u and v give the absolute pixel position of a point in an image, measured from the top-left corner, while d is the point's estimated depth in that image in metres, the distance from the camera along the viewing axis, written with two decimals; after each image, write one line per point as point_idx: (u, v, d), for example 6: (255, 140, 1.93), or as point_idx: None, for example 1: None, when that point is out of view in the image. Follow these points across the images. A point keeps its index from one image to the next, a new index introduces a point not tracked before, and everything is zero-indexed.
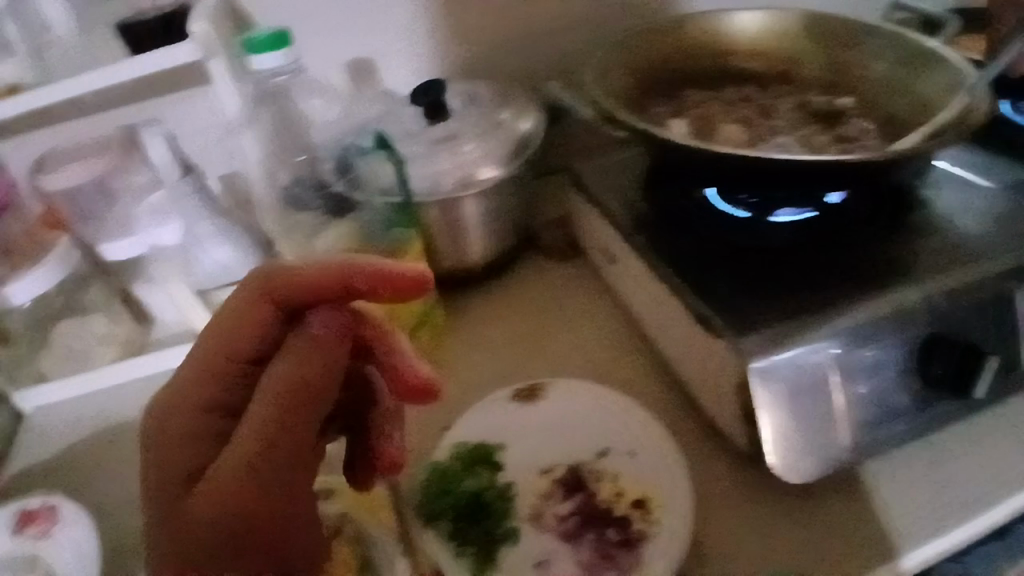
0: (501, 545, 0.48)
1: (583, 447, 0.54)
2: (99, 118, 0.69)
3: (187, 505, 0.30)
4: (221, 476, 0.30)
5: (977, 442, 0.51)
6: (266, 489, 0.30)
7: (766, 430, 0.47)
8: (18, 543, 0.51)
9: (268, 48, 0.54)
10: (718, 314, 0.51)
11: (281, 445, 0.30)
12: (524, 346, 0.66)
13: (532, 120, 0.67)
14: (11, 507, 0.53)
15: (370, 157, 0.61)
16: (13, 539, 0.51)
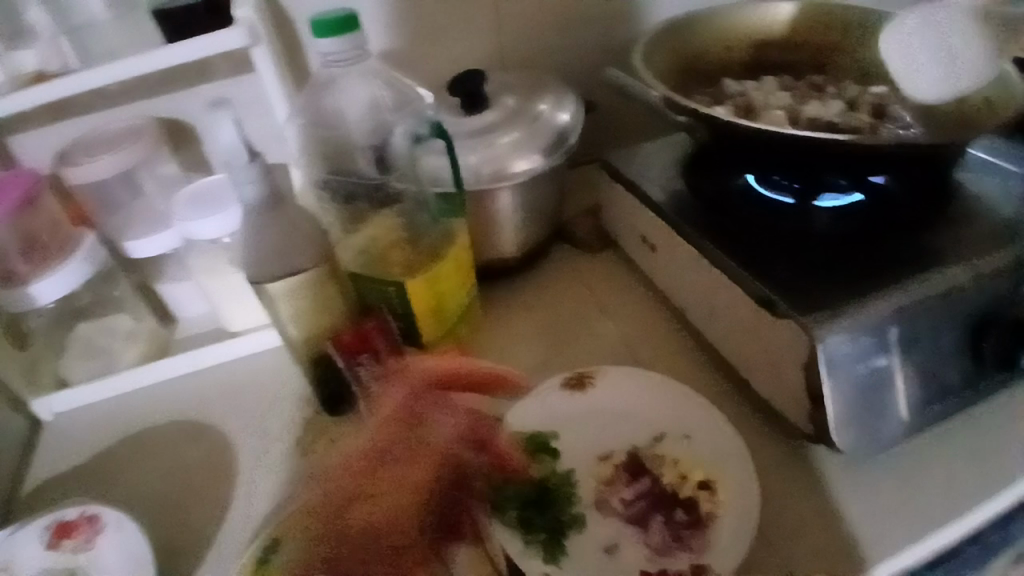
0: (569, 530, 0.48)
1: (638, 432, 0.54)
2: (121, 110, 0.68)
3: (353, 513, 0.48)
4: (378, 491, 0.48)
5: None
6: (392, 494, 0.48)
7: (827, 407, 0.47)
8: (54, 558, 0.49)
9: (340, 31, 0.53)
10: (778, 295, 0.51)
11: (402, 472, 0.49)
12: (566, 335, 0.66)
13: (569, 111, 0.68)
14: (45, 517, 0.51)
15: (425, 146, 0.60)
16: (49, 553, 0.49)
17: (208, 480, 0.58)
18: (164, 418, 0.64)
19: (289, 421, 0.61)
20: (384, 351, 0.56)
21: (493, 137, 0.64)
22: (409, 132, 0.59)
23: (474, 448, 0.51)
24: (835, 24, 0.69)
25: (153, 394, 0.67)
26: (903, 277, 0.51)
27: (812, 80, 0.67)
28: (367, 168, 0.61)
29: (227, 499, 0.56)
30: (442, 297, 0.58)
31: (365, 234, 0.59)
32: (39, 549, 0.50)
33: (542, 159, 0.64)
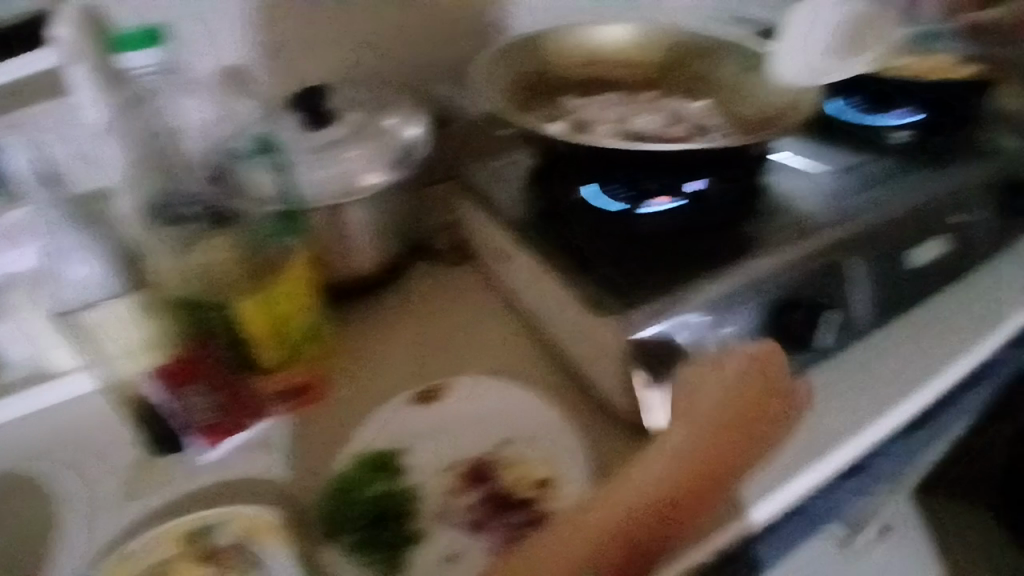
0: (408, 544, 0.47)
1: (486, 440, 0.55)
2: None
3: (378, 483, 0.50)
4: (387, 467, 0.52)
5: (836, 390, 0.58)
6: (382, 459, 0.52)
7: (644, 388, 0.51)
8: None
9: (139, 45, 0.55)
10: (605, 299, 0.54)
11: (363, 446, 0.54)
12: (423, 348, 0.66)
13: (418, 127, 0.67)
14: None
15: (257, 161, 0.61)
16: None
17: (28, 533, 0.53)
18: None
19: (120, 463, 0.57)
20: (216, 381, 0.55)
21: (332, 151, 0.61)
22: (245, 151, 0.61)
23: (240, 412, 0.57)
24: (662, 41, 0.75)
25: None
26: (714, 272, 0.56)
27: (646, 93, 0.71)
28: (203, 190, 0.60)
29: (45, 552, 0.51)
30: (283, 321, 0.57)
31: (197, 258, 0.55)
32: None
33: (389, 174, 0.63)
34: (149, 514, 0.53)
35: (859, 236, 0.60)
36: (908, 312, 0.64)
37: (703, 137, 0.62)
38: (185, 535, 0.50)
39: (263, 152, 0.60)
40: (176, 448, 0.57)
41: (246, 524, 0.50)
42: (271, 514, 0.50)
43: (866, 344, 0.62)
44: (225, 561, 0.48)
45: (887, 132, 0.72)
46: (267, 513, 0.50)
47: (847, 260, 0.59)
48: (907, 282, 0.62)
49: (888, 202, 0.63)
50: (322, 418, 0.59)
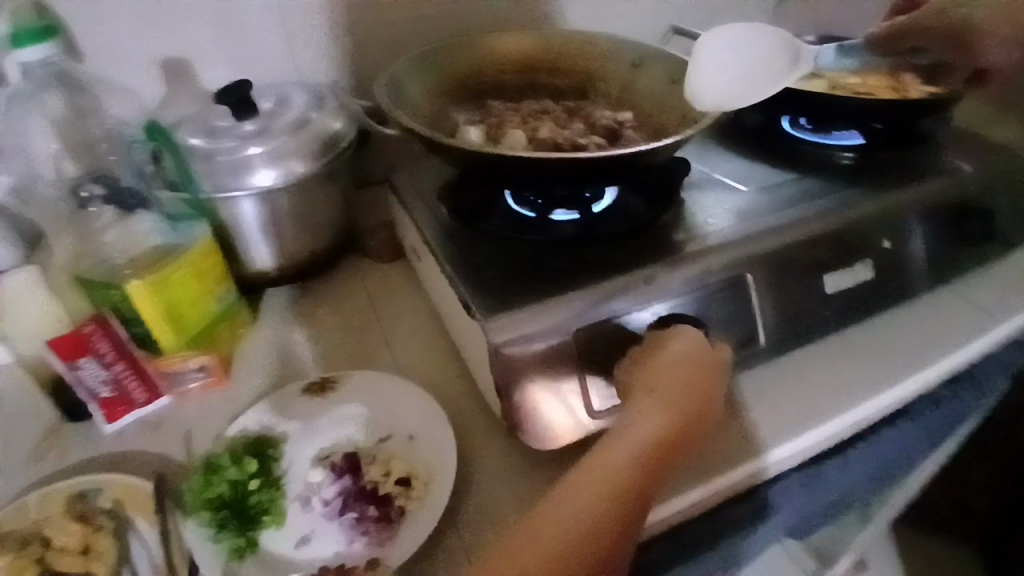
0: (265, 526, 0.48)
1: (366, 435, 0.55)
2: None
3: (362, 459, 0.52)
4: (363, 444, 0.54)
5: (728, 413, 0.58)
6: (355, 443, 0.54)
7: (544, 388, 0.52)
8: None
9: (29, 43, 0.58)
10: (478, 301, 0.54)
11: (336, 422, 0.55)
12: (336, 340, 0.67)
13: (342, 120, 0.69)
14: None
15: (162, 160, 0.61)
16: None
17: None
18: None
19: (28, 428, 0.59)
20: (110, 355, 0.57)
21: (246, 142, 0.62)
22: (150, 151, 0.62)
23: (134, 387, 0.58)
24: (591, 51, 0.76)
25: None
26: (597, 281, 0.56)
27: (564, 104, 0.73)
28: (124, 179, 0.62)
29: None
30: (178, 304, 0.58)
31: (112, 240, 0.58)
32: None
33: (302, 165, 0.64)
34: (43, 477, 0.55)
35: (769, 253, 0.59)
36: (826, 334, 0.62)
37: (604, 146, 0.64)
38: (68, 495, 0.51)
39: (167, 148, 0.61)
40: (79, 417, 0.58)
41: (120, 492, 0.51)
42: (146, 484, 0.51)
43: (772, 366, 0.61)
44: (94, 524, 0.48)
45: (834, 153, 0.73)
46: (135, 486, 0.51)
47: (743, 277, 0.58)
48: (822, 304, 0.61)
49: (808, 220, 0.61)
50: (218, 403, 0.60)
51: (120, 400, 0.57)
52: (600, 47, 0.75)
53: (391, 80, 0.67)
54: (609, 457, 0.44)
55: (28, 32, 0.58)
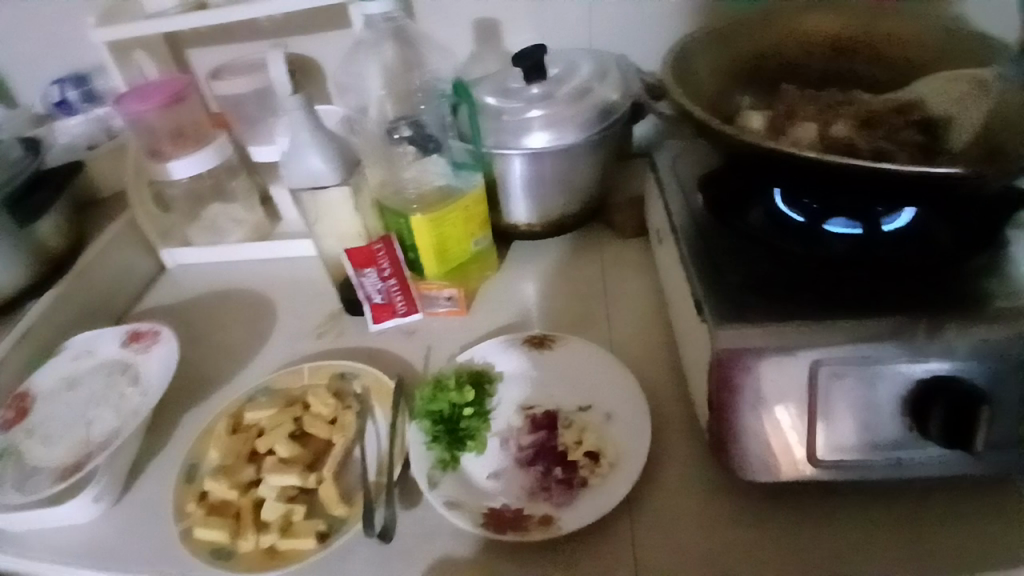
0: (466, 449, 0.54)
1: (567, 398, 0.58)
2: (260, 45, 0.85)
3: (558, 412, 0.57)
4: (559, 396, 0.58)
5: (986, 509, 0.47)
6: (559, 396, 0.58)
7: (759, 414, 0.48)
8: (123, 352, 0.66)
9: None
10: (713, 306, 0.51)
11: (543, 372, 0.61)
12: (563, 304, 0.70)
13: (620, 91, 0.72)
14: (125, 324, 0.68)
15: (458, 110, 0.70)
16: (121, 348, 0.66)
17: (245, 337, 0.73)
18: (239, 285, 0.81)
19: (318, 310, 0.75)
20: (387, 270, 0.67)
21: (531, 105, 0.67)
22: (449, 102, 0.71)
23: (400, 300, 0.69)
24: (919, 44, 0.64)
25: (238, 267, 0.85)
26: (859, 318, 0.47)
27: (867, 98, 0.63)
28: (426, 122, 0.73)
29: (252, 355, 0.70)
30: (446, 240, 0.67)
31: (412, 177, 0.70)
32: (116, 344, 0.67)
33: (576, 134, 0.68)
34: (322, 352, 0.69)
35: None
36: None
37: (911, 157, 0.53)
38: (332, 374, 0.63)
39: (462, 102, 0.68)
40: (357, 312, 0.72)
41: (369, 381, 0.62)
42: (389, 381, 0.61)
43: None
44: (345, 403, 0.60)
45: None
46: (382, 381, 0.61)
47: None
48: None
49: None
50: (454, 331, 0.68)
51: (389, 306, 0.69)
52: (932, 44, 0.64)
53: (678, 52, 0.64)
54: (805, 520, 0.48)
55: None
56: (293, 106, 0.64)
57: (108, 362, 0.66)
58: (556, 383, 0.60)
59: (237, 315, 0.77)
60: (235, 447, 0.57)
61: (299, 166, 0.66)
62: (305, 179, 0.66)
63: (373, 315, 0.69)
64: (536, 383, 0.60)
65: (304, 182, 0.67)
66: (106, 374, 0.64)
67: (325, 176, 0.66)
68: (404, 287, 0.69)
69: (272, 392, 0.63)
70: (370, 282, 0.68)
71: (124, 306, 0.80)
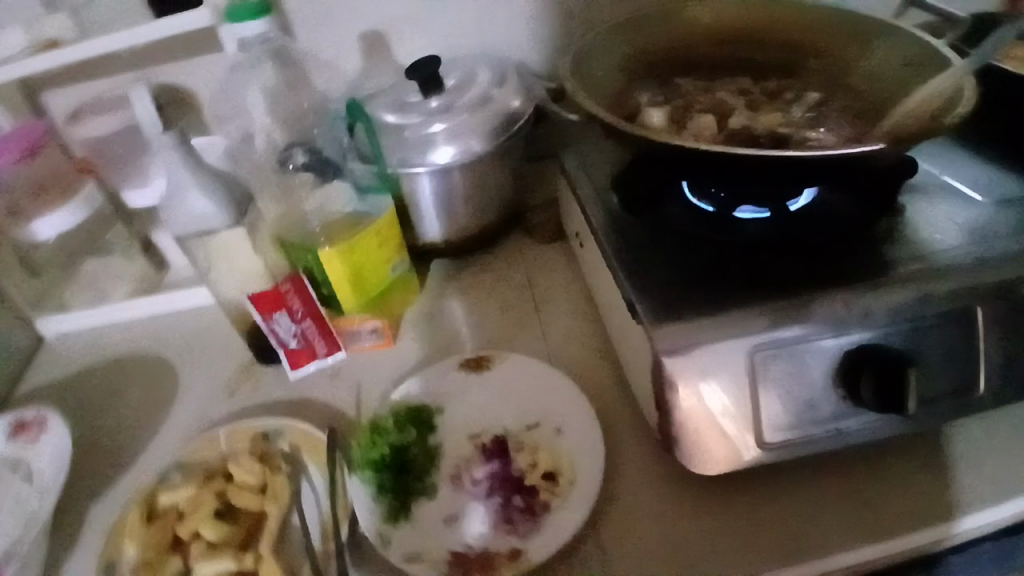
0: (417, 496, 0.51)
1: (514, 419, 0.56)
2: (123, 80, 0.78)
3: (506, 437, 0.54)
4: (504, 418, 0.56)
5: (920, 462, 0.50)
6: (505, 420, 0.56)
7: (710, 411, 0.47)
8: (7, 448, 0.57)
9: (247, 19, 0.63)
10: (644, 303, 0.52)
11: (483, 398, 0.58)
12: (493, 320, 0.68)
13: (521, 97, 0.70)
14: (7, 415, 0.59)
15: (353, 129, 0.66)
16: (4, 443, 0.57)
17: (149, 404, 0.66)
18: (136, 346, 0.73)
19: (229, 362, 0.68)
20: (300, 312, 0.62)
21: (432, 119, 0.65)
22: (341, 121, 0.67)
23: (320, 341, 0.64)
24: (787, 33, 0.69)
25: (131, 327, 0.76)
26: (783, 307, 0.50)
27: (754, 85, 0.66)
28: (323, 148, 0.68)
29: (159, 425, 0.63)
30: (360, 270, 0.62)
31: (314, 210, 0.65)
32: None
33: (482, 145, 0.66)
34: (238, 410, 0.63)
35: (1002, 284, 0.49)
36: None
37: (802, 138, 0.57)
38: (252, 434, 0.57)
39: (358, 121, 0.64)
40: (270, 361, 0.66)
41: (297, 435, 0.56)
42: (319, 433, 0.56)
43: (985, 417, 0.52)
44: (272, 466, 0.55)
45: None
46: (313, 433, 0.56)
47: (968, 310, 0.49)
48: None
49: None
50: (385, 365, 0.64)
51: (308, 350, 0.64)
52: (808, 34, 0.69)
53: (576, 54, 0.65)
54: (764, 503, 0.49)
55: (245, 9, 0.62)
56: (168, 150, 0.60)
57: None
58: (500, 405, 0.57)
59: (136, 381, 0.69)
60: (155, 537, 0.51)
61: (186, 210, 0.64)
62: (190, 224, 0.60)
63: (291, 362, 0.63)
64: (480, 410, 0.57)
65: (190, 228, 0.61)
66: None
67: (213, 218, 0.60)
68: (322, 325, 0.63)
69: (185, 468, 0.56)
70: (284, 326, 0.62)
71: (2, 391, 0.70)
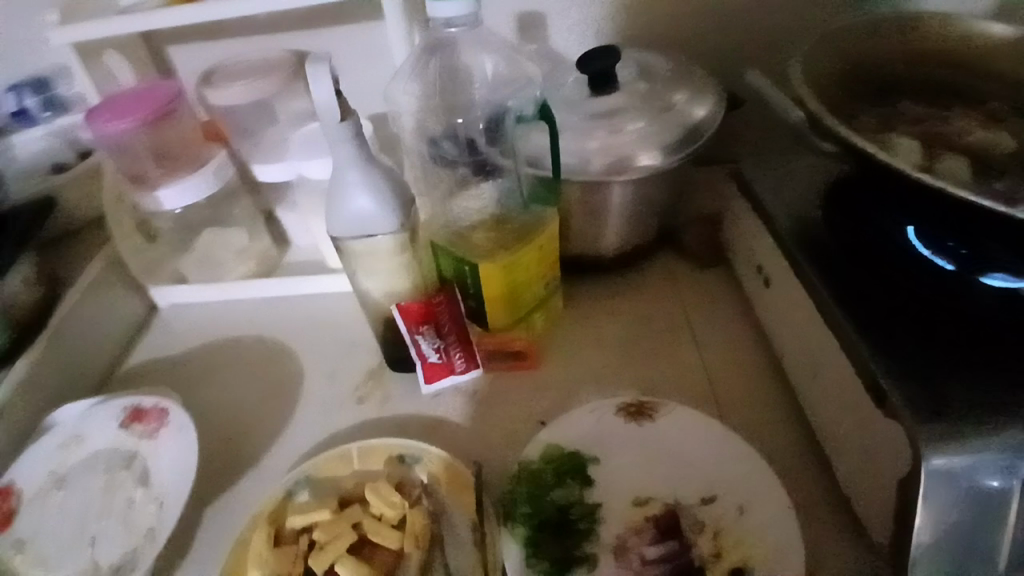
0: (578, 568, 0.44)
1: (683, 487, 0.48)
2: (260, 43, 0.73)
3: (672, 514, 0.47)
4: (667, 484, 0.49)
5: None
6: (664, 486, 0.49)
7: (954, 535, 0.38)
8: (122, 438, 0.54)
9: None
10: (894, 389, 0.41)
11: (638, 451, 0.51)
12: (640, 355, 0.60)
13: (708, 106, 0.61)
14: (123, 399, 0.55)
15: (527, 127, 0.57)
16: (119, 432, 0.54)
17: (266, 402, 0.61)
18: (250, 335, 0.68)
19: (352, 363, 0.63)
20: (446, 326, 0.56)
21: (594, 126, 0.58)
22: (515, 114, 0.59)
23: (459, 354, 0.57)
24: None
25: (245, 307, 0.71)
26: None
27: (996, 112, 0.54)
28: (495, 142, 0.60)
29: (280, 428, 0.58)
30: (516, 287, 0.56)
31: (459, 205, 0.58)
32: (113, 427, 0.54)
33: (661, 157, 0.57)
34: (364, 421, 0.57)
35: None
36: None
37: None
38: (386, 456, 0.52)
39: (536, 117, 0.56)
40: (400, 369, 0.60)
41: (439, 468, 0.50)
42: (465, 470, 0.50)
43: None
44: (411, 500, 0.49)
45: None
46: (459, 469, 0.50)
47: None
48: None
49: None
50: (526, 393, 0.58)
51: (446, 364, 0.57)
52: None
53: (806, 57, 0.54)
54: None
55: None
56: (339, 132, 0.47)
57: (104, 450, 0.53)
58: (662, 472, 0.50)
59: (253, 370, 0.64)
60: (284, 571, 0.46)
61: (346, 206, 0.49)
62: (353, 227, 0.50)
63: (425, 375, 0.57)
64: (635, 473, 0.50)
65: (351, 232, 0.50)
66: (105, 472, 0.52)
67: (378, 220, 0.49)
68: (464, 341, 0.57)
69: (314, 485, 0.51)
70: (425, 336, 0.55)
71: (105, 368, 0.66)
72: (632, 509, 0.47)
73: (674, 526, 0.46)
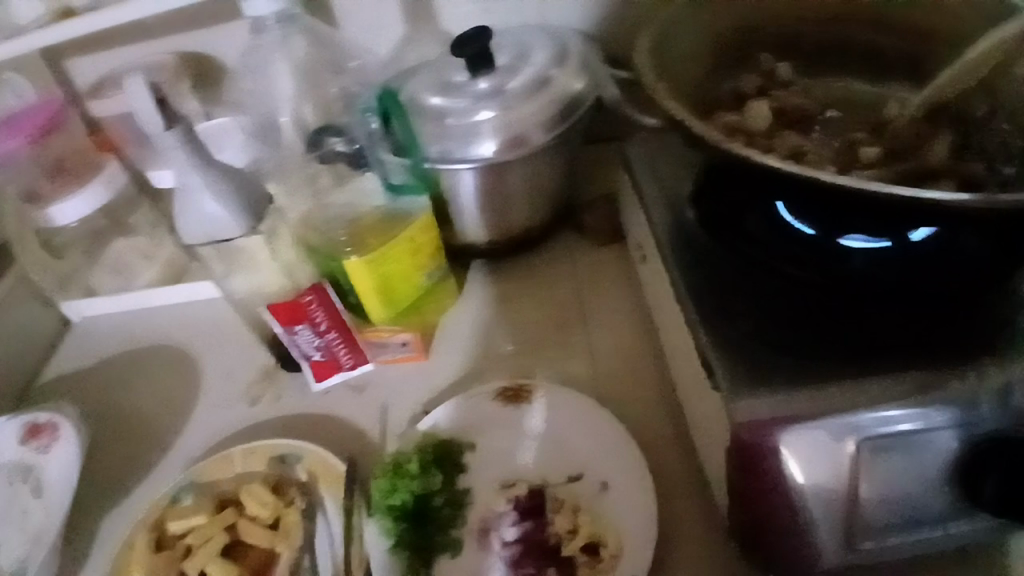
0: (440, 552, 0.45)
1: (551, 467, 0.49)
2: (142, 46, 0.71)
3: (536, 495, 0.47)
4: (537, 468, 0.49)
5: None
6: (534, 471, 0.49)
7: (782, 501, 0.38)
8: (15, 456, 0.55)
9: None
10: (720, 365, 0.41)
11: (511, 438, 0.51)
12: (530, 341, 0.60)
13: (585, 77, 0.59)
14: (15, 419, 0.56)
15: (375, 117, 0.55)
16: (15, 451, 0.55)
17: (167, 408, 0.61)
18: (155, 341, 0.68)
19: (248, 363, 0.63)
20: (322, 324, 0.56)
21: (478, 103, 0.55)
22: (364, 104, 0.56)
23: (342, 351, 0.58)
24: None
25: (152, 314, 0.71)
26: (884, 376, 0.40)
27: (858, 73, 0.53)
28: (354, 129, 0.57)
29: (176, 433, 0.59)
30: (390, 281, 0.56)
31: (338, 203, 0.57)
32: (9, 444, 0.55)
33: (532, 137, 0.56)
34: (256, 421, 0.58)
35: None
36: None
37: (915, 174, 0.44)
38: (267, 456, 0.52)
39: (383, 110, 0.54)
40: (292, 367, 0.61)
41: (314, 463, 0.51)
42: (339, 465, 0.51)
43: None
44: (287, 498, 0.50)
45: None
46: (334, 465, 0.51)
47: None
48: None
49: None
50: (412, 383, 0.58)
51: (332, 360, 0.58)
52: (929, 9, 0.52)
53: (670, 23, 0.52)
54: None
55: None
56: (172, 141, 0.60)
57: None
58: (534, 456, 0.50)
59: (155, 377, 0.65)
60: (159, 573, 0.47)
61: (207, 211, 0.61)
62: (202, 228, 0.61)
63: (315, 372, 0.58)
64: (508, 458, 0.50)
65: (201, 233, 0.61)
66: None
67: (222, 222, 0.60)
68: (344, 339, 0.57)
69: (198, 487, 0.52)
70: (303, 338, 0.57)
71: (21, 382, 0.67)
72: (500, 493, 0.48)
73: (535, 506, 0.47)
